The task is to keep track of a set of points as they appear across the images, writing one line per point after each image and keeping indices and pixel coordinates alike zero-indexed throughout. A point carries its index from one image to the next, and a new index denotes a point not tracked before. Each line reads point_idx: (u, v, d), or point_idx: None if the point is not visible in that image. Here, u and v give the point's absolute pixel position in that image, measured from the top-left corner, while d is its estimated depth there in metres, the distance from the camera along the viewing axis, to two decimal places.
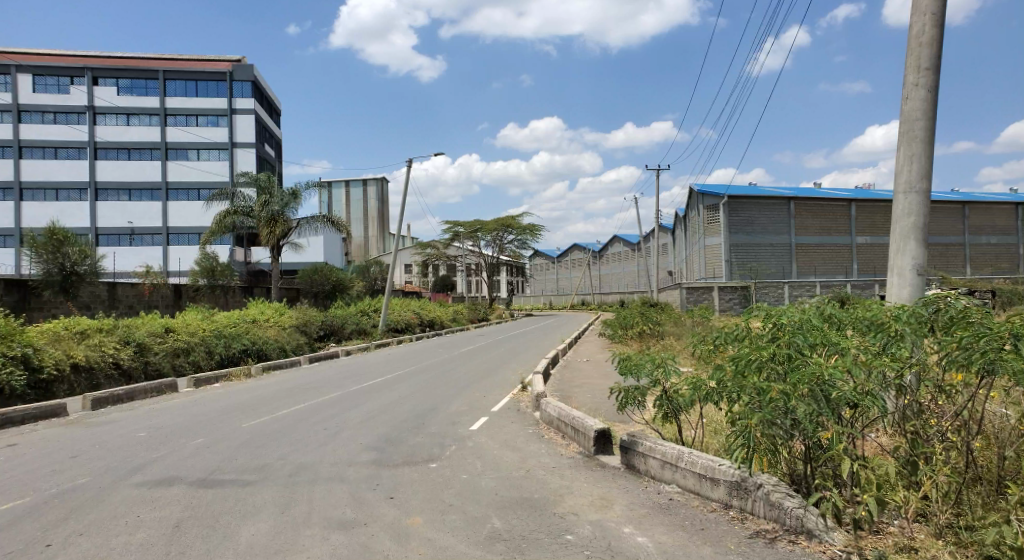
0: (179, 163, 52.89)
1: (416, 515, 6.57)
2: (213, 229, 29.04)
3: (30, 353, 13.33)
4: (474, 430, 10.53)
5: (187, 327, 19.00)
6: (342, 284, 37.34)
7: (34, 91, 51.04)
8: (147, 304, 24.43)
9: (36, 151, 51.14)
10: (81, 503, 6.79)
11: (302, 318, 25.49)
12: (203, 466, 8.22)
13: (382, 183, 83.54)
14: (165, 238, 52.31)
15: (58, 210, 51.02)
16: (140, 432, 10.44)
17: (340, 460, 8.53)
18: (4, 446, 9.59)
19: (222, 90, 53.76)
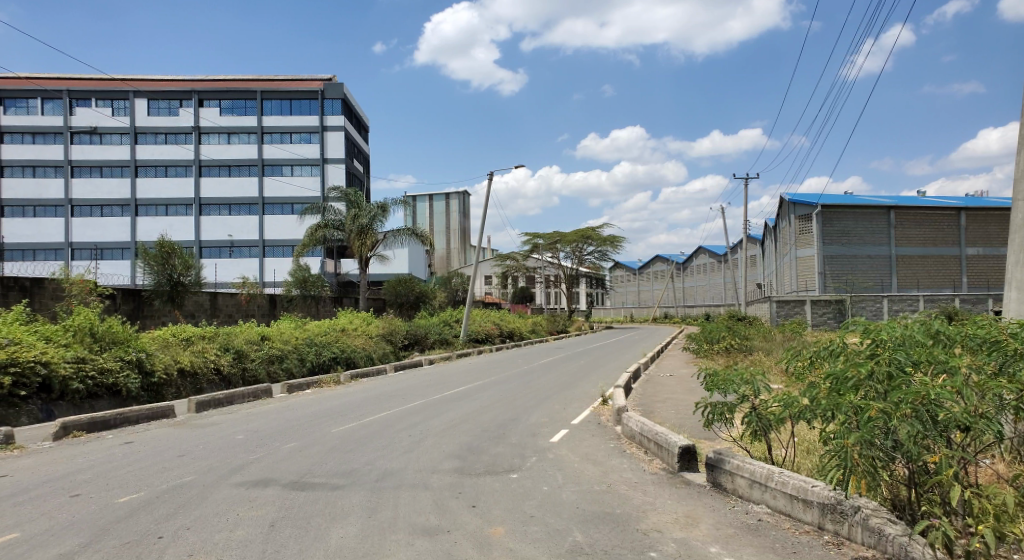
0: (275, 179, 55.45)
1: (498, 524, 6.62)
2: (305, 242, 30.21)
3: (144, 358, 14.27)
4: (555, 441, 10.53)
5: (281, 335, 19.89)
6: (426, 295, 38.04)
7: (149, 114, 54.87)
8: (245, 313, 25.71)
9: (150, 170, 54.85)
10: (187, 500, 7.19)
11: (388, 326, 26.18)
12: (297, 469, 8.56)
13: (464, 196, 84.90)
14: (262, 250, 54.95)
15: (168, 224, 54.51)
16: (239, 435, 10.98)
17: (424, 467, 8.69)
18: (121, 444, 10.29)
19: (315, 108, 56.09)
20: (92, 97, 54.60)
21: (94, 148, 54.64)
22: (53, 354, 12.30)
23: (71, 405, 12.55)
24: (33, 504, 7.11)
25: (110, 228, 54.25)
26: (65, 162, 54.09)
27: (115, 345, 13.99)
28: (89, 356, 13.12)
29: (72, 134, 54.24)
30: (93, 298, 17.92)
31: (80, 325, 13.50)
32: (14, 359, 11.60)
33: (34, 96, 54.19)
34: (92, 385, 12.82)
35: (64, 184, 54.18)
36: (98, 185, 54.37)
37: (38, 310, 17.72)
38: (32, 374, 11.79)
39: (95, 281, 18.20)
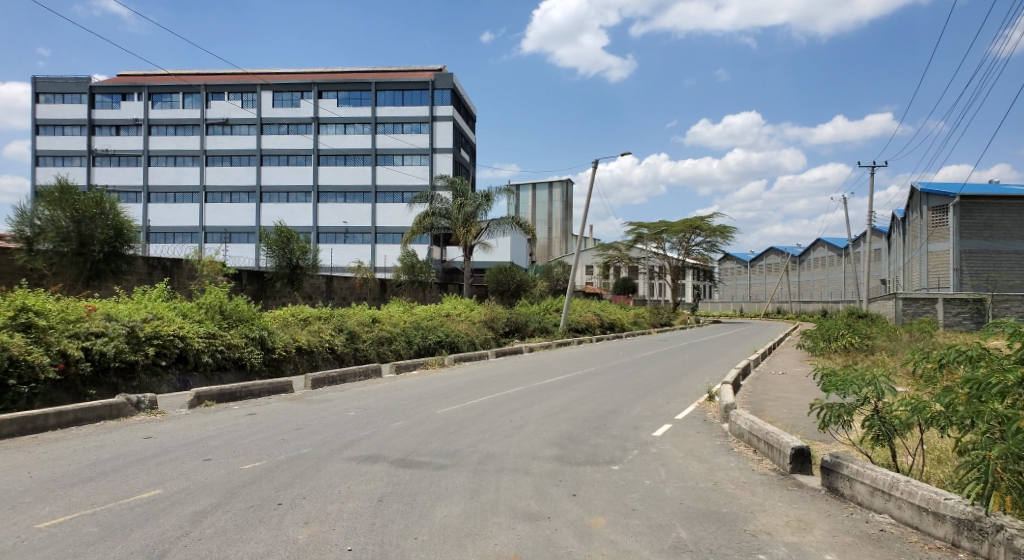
0: (387, 168, 57.27)
1: (599, 515, 6.56)
2: (413, 229, 30.99)
3: (266, 336, 15.14)
4: (658, 435, 10.32)
5: (390, 318, 20.59)
6: (526, 283, 38.14)
7: (273, 106, 57.96)
8: (358, 296, 26.81)
9: (274, 159, 57.94)
10: (303, 470, 7.55)
11: (490, 313, 26.55)
12: (403, 447, 8.81)
13: (568, 184, 84.52)
14: (374, 237, 57.11)
15: (289, 211, 57.53)
16: (350, 412, 11.46)
17: (525, 453, 8.73)
18: (246, 415, 10.96)
19: (426, 99, 57.40)
20: (225, 91, 58.33)
21: (225, 138, 58.13)
22: (189, 329, 13.30)
23: (204, 376, 13.51)
24: (170, 464, 7.68)
25: (238, 214, 57.87)
26: (200, 152, 57.94)
27: (241, 322, 14.92)
28: (219, 332, 14.08)
29: (206, 125, 58.11)
30: (221, 279, 19.13)
31: (211, 303, 14.51)
32: (157, 332, 12.62)
33: (176, 91, 58.51)
34: (221, 358, 13.77)
35: (199, 172, 58.08)
36: (228, 173, 57.98)
37: (176, 286, 19.42)
38: (171, 346, 12.79)
39: (224, 263, 19.43)
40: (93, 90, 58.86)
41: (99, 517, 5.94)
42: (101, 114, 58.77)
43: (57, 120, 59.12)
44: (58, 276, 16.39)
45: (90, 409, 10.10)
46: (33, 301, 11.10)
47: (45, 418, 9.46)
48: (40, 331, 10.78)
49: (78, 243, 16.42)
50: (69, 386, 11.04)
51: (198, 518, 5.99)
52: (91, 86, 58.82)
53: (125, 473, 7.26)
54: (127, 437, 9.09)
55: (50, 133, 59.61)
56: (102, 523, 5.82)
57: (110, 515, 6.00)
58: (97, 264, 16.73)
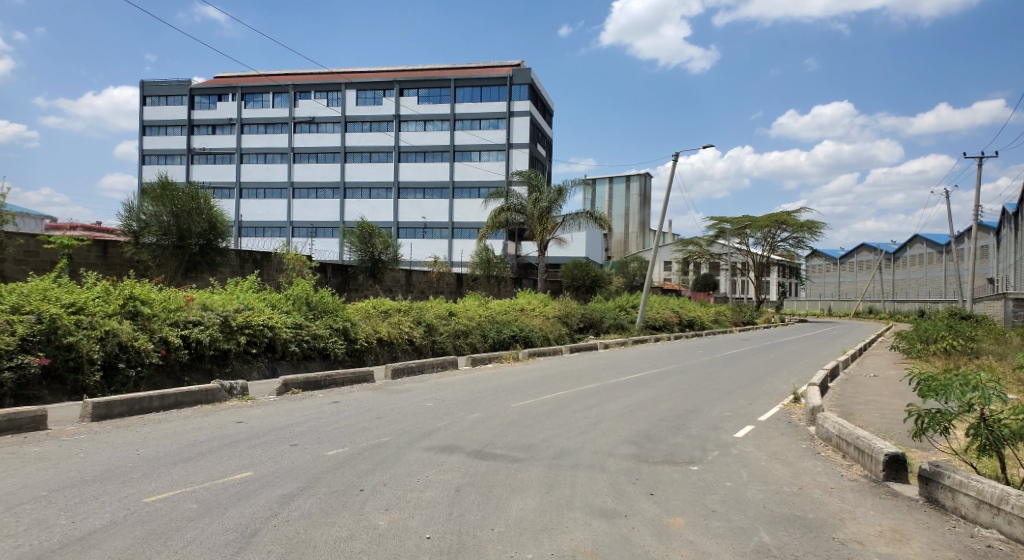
0: (465, 164, 57.77)
1: (677, 515, 6.38)
2: (488, 224, 31.18)
3: (349, 327, 15.54)
4: (740, 437, 9.98)
5: (466, 311, 20.77)
6: (602, 279, 37.70)
7: (357, 104, 59.53)
8: (435, 290, 27.17)
9: (357, 156, 59.51)
10: (383, 458, 7.68)
11: (564, 309, 26.47)
12: (480, 439, 8.83)
13: (646, 178, 83.12)
14: (451, 232, 57.75)
15: (371, 207, 58.99)
16: (428, 402, 11.60)
17: (601, 450, 8.61)
18: (329, 403, 11.26)
19: (504, 95, 57.50)
20: (312, 90, 60.34)
21: (311, 136, 60.08)
22: (277, 319, 13.80)
23: (291, 364, 13.99)
24: (260, 448, 7.97)
25: (323, 209, 59.74)
26: (288, 149, 60.06)
27: (326, 313, 15.40)
28: (305, 323, 14.57)
29: (294, 124, 60.22)
30: (306, 272, 19.71)
31: (298, 295, 15.03)
32: (247, 322, 13.16)
33: (267, 91, 60.92)
34: (306, 347, 14.24)
35: (287, 169, 60.24)
36: (314, 169, 59.95)
37: (266, 279, 20.10)
38: (261, 335, 13.30)
39: (309, 256, 20.09)
40: (193, 92, 62.18)
41: (198, 494, 6.23)
42: (199, 114, 61.96)
43: (160, 121, 62.82)
44: (161, 267, 17.38)
45: (189, 394, 10.61)
46: (139, 290, 11.82)
47: (149, 401, 9.98)
48: (145, 319, 11.46)
49: (177, 236, 17.35)
50: (170, 371, 11.61)
51: (286, 501, 6.18)
52: (190, 88, 62.14)
53: (219, 455, 7.57)
54: (221, 421, 9.50)
55: (155, 133, 63.42)
56: (201, 501, 6.07)
57: (207, 493, 6.27)
58: (194, 256, 17.62)
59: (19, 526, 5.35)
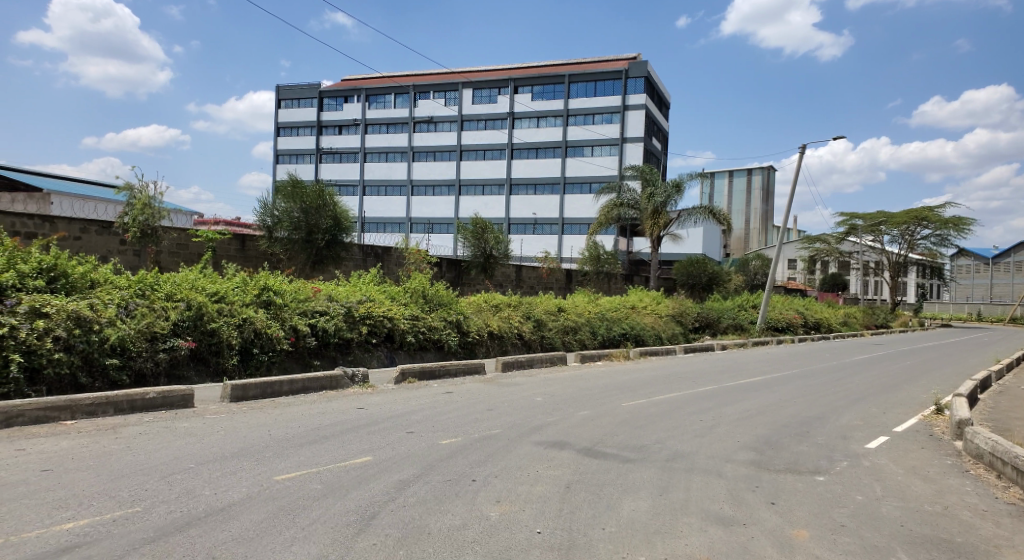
0: (577, 159, 57.03)
1: (802, 527, 5.91)
2: (600, 220, 30.83)
3: (462, 320, 15.74)
4: (873, 448, 9.21)
5: (576, 308, 20.62)
6: (720, 277, 36.23)
7: (473, 103, 60.60)
8: (545, 285, 27.16)
9: (472, 154, 60.58)
10: (494, 450, 7.62)
11: (679, 307, 25.75)
12: (591, 437, 8.63)
13: (769, 172, 79.41)
14: (561, 227, 57.42)
15: (484, 203, 59.91)
16: (537, 397, 11.50)
17: (718, 455, 8.18)
18: (442, 393, 11.41)
19: (618, 88, 56.00)
20: (431, 90, 62.16)
21: (429, 134, 61.77)
22: (396, 311, 14.17)
23: (408, 354, 14.36)
24: (378, 434, 8.15)
25: (439, 205, 61.32)
26: (408, 148, 62.16)
27: (440, 306, 15.65)
28: (421, 315, 14.88)
29: (413, 123, 62.20)
30: (425, 267, 20.18)
31: (415, 289, 15.39)
32: (369, 313, 13.58)
33: (389, 92, 63.20)
34: (422, 338, 14.55)
35: (406, 167, 62.41)
36: (432, 167, 61.70)
37: (386, 272, 20.75)
38: (380, 325, 13.69)
39: (429, 251, 20.54)
40: (322, 95, 65.66)
41: (322, 476, 6.40)
42: (327, 116, 65.38)
43: (293, 123, 66.85)
44: (292, 259, 18.38)
45: (315, 379, 11.05)
46: (272, 281, 12.47)
47: (280, 385, 10.45)
48: (277, 308, 12.05)
49: (306, 231, 18.27)
50: (299, 357, 12.17)
51: (401, 487, 6.23)
52: (320, 91, 65.62)
53: (341, 439, 7.80)
54: (343, 406, 9.83)
55: (288, 134, 67.54)
56: (324, 482, 6.23)
57: (330, 475, 6.44)
58: (321, 251, 18.47)
59: (170, 494, 5.68)
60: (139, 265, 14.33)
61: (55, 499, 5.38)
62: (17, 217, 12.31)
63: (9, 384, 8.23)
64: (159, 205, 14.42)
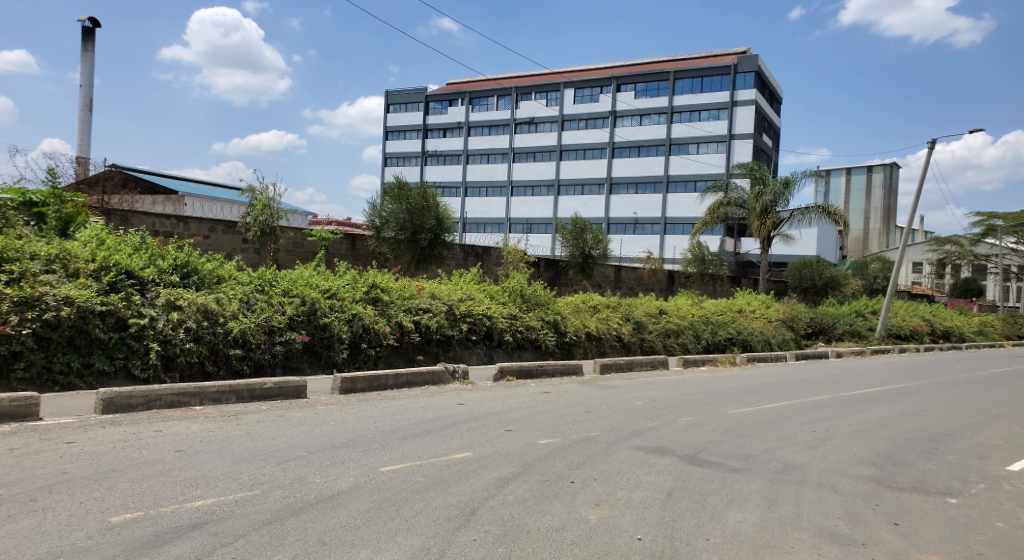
0: (682, 157, 55.33)
1: (929, 552, 5.47)
2: (705, 219, 29.94)
3: (560, 320, 15.67)
4: (1013, 471, 8.40)
5: (678, 310, 20.08)
6: (837, 280, 34.22)
7: (575, 102, 60.45)
8: (646, 286, 26.72)
9: (572, 153, 60.43)
10: (593, 453, 7.52)
11: (790, 311, 24.59)
12: (695, 444, 8.35)
13: (892, 168, 74.73)
14: (663, 227, 55.83)
15: (583, 203, 59.55)
16: (637, 401, 11.26)
17: (833, 468, 7.71)
18: (540, 393, 11.38)
19: (726, 84, 53.83)
20: (533, 91, 62.55)
21: (531, 135, 62.20)
22: (494, 309, 14.30)
23: (506, 352, 14.47)
24: (477, 431, 8.22)
25: (538, 206, 61.56)
26: (509, 149, 62.97)
27: (538, 306, 15.66)
28: (519, 314, 14.95)
29: (515, 124, 62.92)
30: (523, 266, 20.35)
31: (513, 288, 15.50)
32: (469, 311, 13.77)
33: (492, 94, 64.21)
34: (520, 337, 14.61)
35: (507, 168, 63.19)
36: (532, 167, 62.11)
37: (485, 271, 21.03)
38: (480, 323, 13.86)
39: (527, 251, 20.66)
40: (428, 99, 67.56)
41: (425, 469, 6.53)
42: (432, 119, 67.29)
43: (400, 127, 69.26)
44: (398, 258, 18.90)
45: (418, 374, 11.30)
46: (380, 279, 12.88)
47: (385, 378, 10.76)
48: (384, 305, 12.45)
49: (411, 231, 18.73)
50: (403, 352, 12.54)
51: (501, 484, 6.24)
52: (426, 95, 67.55)
53: (442, 434, 7.92)
54: (444, 402, 10.00)
55: (395, 138, 70.03)
56: (427, 476, 6.35)
57: (433, 469, 6.55)
58: (424, 250, 18.93)
59: (285, 479, 5.95)
60: (259, 262, 15.19)
61: (186, 478, 5.75)
62: (157, 218, 13.36)
63: (148, 369, 8.91)
64: (277, 206, 15.18)
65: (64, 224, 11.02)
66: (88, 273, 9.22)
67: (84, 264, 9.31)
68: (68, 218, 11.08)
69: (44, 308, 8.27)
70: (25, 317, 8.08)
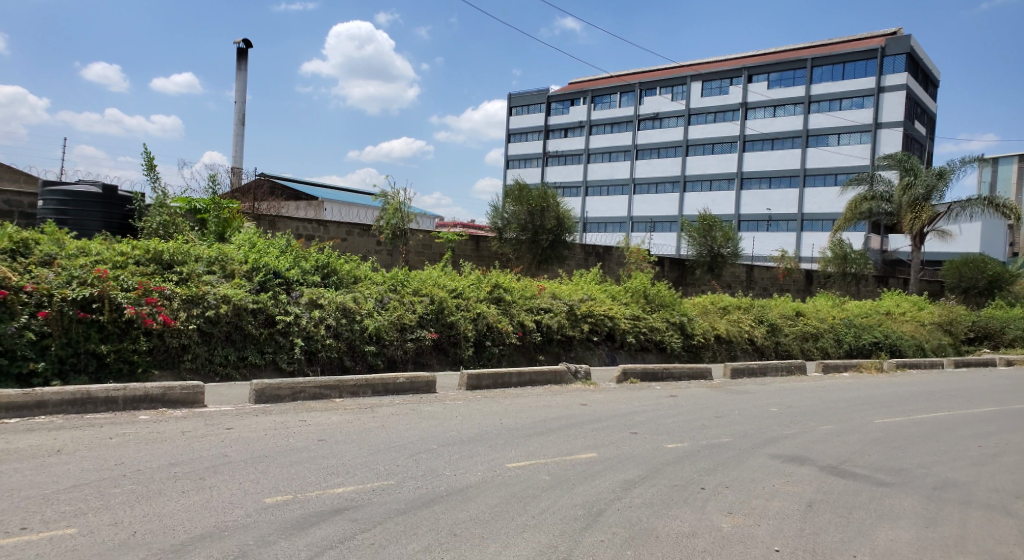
0: (821, 149, 52.16)
1: None
2: (847, 215, 28.14)
3: (686, 322, 15.25)
4: None
5: (817, 313, 18.96)
6: (1004, 279, 30.97)
7: (702, 95, 58.73)
8: (780, 287, 25.49)
9: (699, 149, 58.77)
10: (725, 459, 7.26)
11: (948, 314, 22.60)
12: (837, 455, 7.86)
13: None
14: (800, 224, 52.87)
15: (712, 200, 57.70)
16: (772, 407, 10.74)
17: (1001, 488, 6.98)
18: (667, 396, 11.12)
19: (872, 69, 49.94)
20: (657, 87, 61.45)
21: (655, 132, 61.14)
22: (616, 310, 14.14)
23: (629, 354, 14.27)
24: (602, 432, 8.16)
25: (663, 204, 60.32)
26: (632, 146, 62.35)
27: (662, 307, 15.32)
28: (643, 315, 14.69)
29: (639, 121, 62.15)
30: (647, 266, 20.11)
31: (636, 288, 15.28)
32: (590, 312, 13.71)
33: (615, 92, 63.90)
34: (644, 339, 14.35)
35: (630, 165, 62.54)
36: (656, 164, 61.00)
37: (607, 271, 20.84)
38: (602, 324, 13.75)
39: (650, 251, 20.37)
40: (550, 100, 68.48)
41: (551, 467, 6.56)
42: (555, 120, 68.21)
43: (523, 129, 70.80)
44: (519, 258, 19.11)
45: (541, 373, 11.37)
46: (502, 280, 13.12)
47: (510, 376, 10.90)
48: (506, 304, 12.65)
49: (532, 233, 18.92)
50: (526, 351, 12.68)
51: (628, 487, 6.16)
52: (549, 95, 68.39)
53: (567, 434, 7.93)
54: (568, 401, 9.99)
55: (519, 139, 71.46)
56: (553, 474, 6.38)
57: (558, 468, 6.56)
58: (545, 251, 19.04)
59: (417, 471, 6.17)
60: (391, 264, 15.87)
61: (329, 466, 6.10)
62: (300, 222, 14.26)
63: (294, 363, 9.54)
64: (407, 209, 15.88)
65: (221, 229, 12.02)
66: (242, 274, 10.01)
67: (240, 266, 10.10)
68: (225, 224, 12.07)
69: (207, 306, 9.04)
70: (191, 313, 8.85)
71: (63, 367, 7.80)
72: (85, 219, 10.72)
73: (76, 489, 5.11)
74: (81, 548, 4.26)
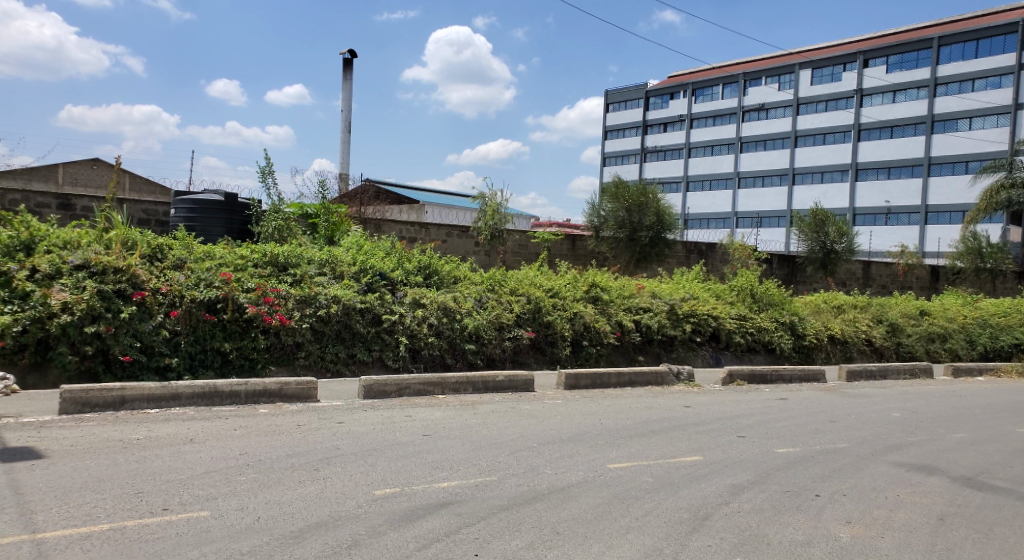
0: (949, 135, 48.35)
1: None
2: (979, 206, 26.10)
3: (797, 322, 14.61)
4: None
5: (945, 312, 17.69)
6: None
7: (813, 84, 55.99)
8: (902, 284, 23.89)
9: (808, 140, 56.23)
10: (842, 466, 6.88)
11: None
12: (971, 465, 7.26)
13: None
14: (924, 217, 49.56)
15: (823, 193, 55.13)
16: (895, 412, 10.07)
17: None
18: (777, 399, 10.64)
19: (1011, 44, 45.91)
20: (762, 77, 59.26)
21: (761, 124, 59.04)
22: (720, 309, 13.71)
23: (735, 355, 13.78)
24: (708, 435, 7.92)
25: (770, 198, 58.21)
26: (736, 139, 60.60)
27: (771, 306, 14.72)
28: (749, 315, 14.18)
29: (743, 113, 60.18)
30: (752, 263, 19.45)
31: (743, 286, 14.80)
32: (692, 311, 13.35)
33: (717, 84, 62.16)
34: (751, 340, 13.82)
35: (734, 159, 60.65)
36: (762, 157, 58.98)
37: (710, 269, 19.94)
38: (705, 324, 13.35)
39: (756, 247, 19.63)
40: (648, 94, 67.38)
41: (654, 469, 6.43)
42: (653, 115, 67.07)
43: (621, 125, 70.04)
44: (617, 257, 18.99)
45: (641, 373, 11.18)
46: (599, 279, 13.03)
47: (609, 376, 10.78)
48: (604, 303, 12.54)
49: (630, 230, 18.84)
50: (625, 352, 12.52)
51: (737, 492, 5.94)
52: (647, 91, 67.39)
53: (671, 435, 7.76)
54: (671, 403, 9.76)
55: (616, 136, 70.79)
56: (656, 476, 6.25)
57: (662, 470, 6.42)
58: (645, 248, 18.75)
59: (518, 468, 6.20)
60: (490, 264, 16.05)
61: (434, 461, 6.23)
62: (404, 225, 14.69)
63: (400, 360, 9.81)
64: (505, 210, 16.09)
65: (331, 232, 12.56)
66: (350, 275, 10.42)
67: (348, 268, 10.51)
68: (334, 227, 12.60)
69: (318, 306, 9.45)
70: (304, 313, 9.27)
71: (193, 362, 8.38)
72: (210, 225, 11.46)
73: (207, 475, 5.47)
74: (213, 530, 4.55)
